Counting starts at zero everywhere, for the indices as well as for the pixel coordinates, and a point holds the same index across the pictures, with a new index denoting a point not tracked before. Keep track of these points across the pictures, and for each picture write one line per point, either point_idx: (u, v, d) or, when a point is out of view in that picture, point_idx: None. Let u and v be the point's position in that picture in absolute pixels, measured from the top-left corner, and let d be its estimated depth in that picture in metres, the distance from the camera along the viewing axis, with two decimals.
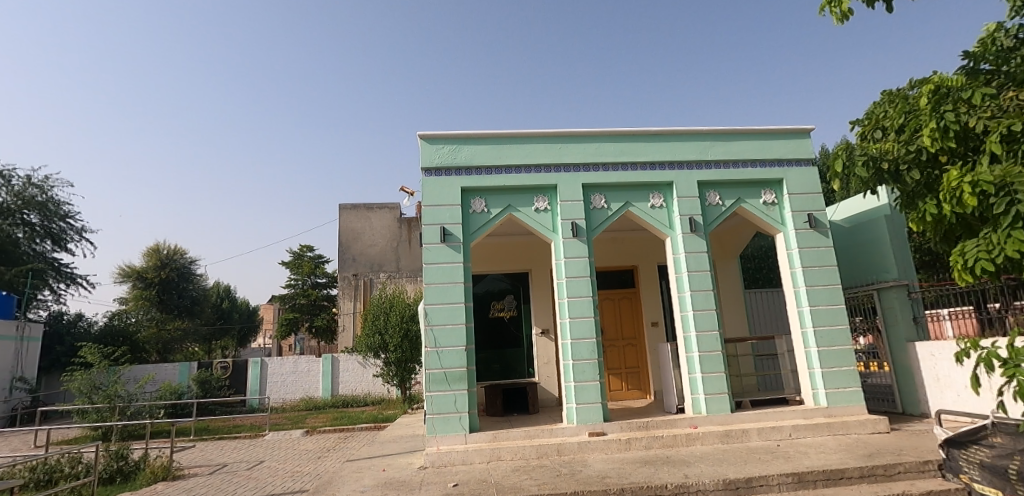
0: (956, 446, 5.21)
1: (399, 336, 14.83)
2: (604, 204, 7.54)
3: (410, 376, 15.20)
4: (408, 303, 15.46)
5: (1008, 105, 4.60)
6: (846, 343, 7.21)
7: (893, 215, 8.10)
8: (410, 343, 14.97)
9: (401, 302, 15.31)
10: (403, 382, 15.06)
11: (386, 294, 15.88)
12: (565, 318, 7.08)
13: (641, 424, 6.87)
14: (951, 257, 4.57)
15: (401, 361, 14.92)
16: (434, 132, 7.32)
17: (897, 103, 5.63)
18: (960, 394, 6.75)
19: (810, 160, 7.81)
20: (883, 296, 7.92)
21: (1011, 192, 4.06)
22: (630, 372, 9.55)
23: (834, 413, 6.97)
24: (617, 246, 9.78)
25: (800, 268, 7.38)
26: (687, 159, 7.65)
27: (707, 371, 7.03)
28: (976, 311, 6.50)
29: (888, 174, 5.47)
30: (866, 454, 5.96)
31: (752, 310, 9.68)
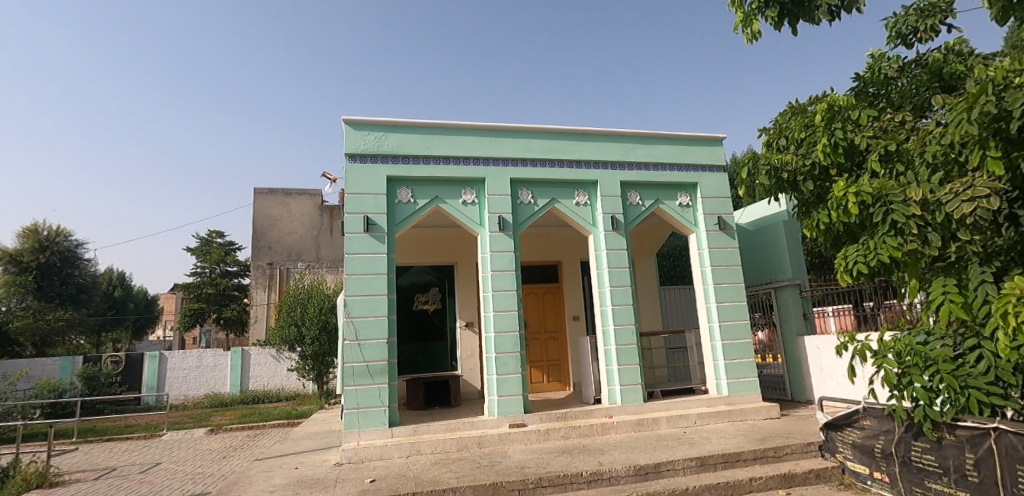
0: (834, 429, 5.94)
1: (316, 328, 14.15)
2: (531, 200, 7.62)
3: (327, 370, 14.62)
4: (327, 294, 14.80)
5: (885, 127, 5.25)
6: (746, 337, 7.82)
7: (791, 221, 8.85)
8: (328, 336, 14.34)
9: (319, 293, 14.65)
10: (320, 376, 14.46)
11: (304, 284, 15.10)
12: (489, 312, 7.10)
13: (560, 414, 7.04)
14: (836, 261, 5.15)
15: (318, 355, 14.31)
16: (360, 117, 7.03)
17: (798, 117, 6.05)
18: (838, 382, 7.57)
19: (721, 167, 8.36)
20: (779, 294, 8.67)
21: (885, 203, 4.72)
22: (551, 365, 9.77)
23: (734, 401, 7.53)
24: (542, 241, 9.96)
25: (709, 267, 7.89)
26: (611, 159, 7.90)
27: (623, 363, 7.35)
28: (854, 309, 7.30)
29: (787, 183, 5.92)
30: (759, 438, 6.51)
31: (665, 306, 10.25)
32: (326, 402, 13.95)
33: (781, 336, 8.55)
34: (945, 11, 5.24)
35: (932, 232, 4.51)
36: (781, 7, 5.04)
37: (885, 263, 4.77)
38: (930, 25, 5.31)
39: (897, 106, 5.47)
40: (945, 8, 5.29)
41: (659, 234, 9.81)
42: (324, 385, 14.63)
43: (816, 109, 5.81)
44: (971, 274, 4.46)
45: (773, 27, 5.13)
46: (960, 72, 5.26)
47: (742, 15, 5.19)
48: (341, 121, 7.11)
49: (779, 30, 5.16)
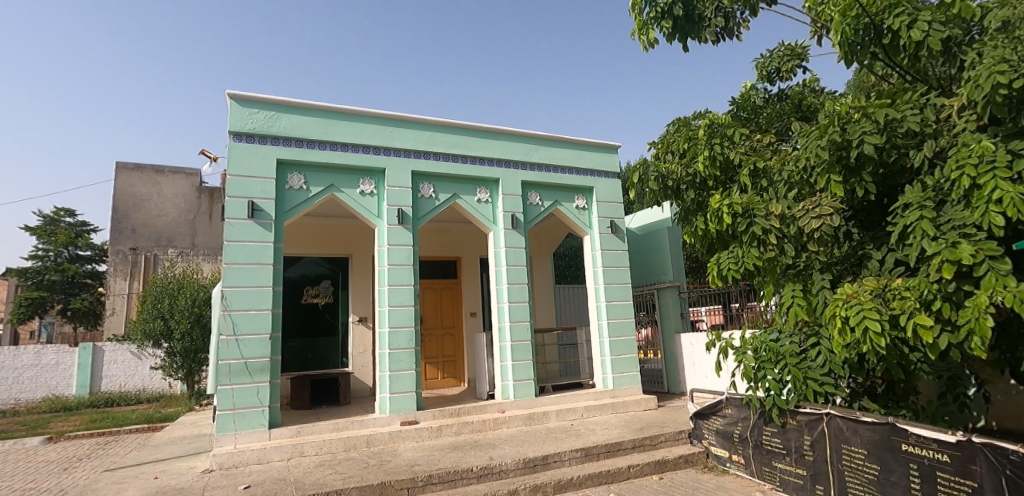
0: (702, 417, 6.57)
1: (188, 322, 12.83)
2: (432, 194, 7.51)
3: (200, 368, 13.30)
4: (201, 284, 13.48)
5: (753, 146, 5.87)
6: (631, 334, 8.37)
7: (674, 227, 9.60)
8: (202, 330, 13.03)
9: (192, 282, 13.30)
10: (191, 375, 13.13)
11: (174, 273, 13.62)
12: (384, 307, 6.89)
13: (454, 410, 7.03)
14: (709, 266, 5.66)
15: (190, 351, 12.97)
16: (248, 93, 6.46)
17: (682, 130, 6.53)
18: (707, 375, 8.38)
19: (615, 173, 8.86)
20: (661, 294, 9.37)
21: (751, 215, 5.26)
22: (446, 361, 9.73)
23: (618, 394, 8.03)
24: (441, 236, 9.88)
25: (601, 267, 8.30)
26: (514, 158, 8.03)
27: (517, 359, 7.51)
28: (723, 309, 8.10)
29: (672, 190, 6.38)
30: (638, 428, 6.99)
31: (560, 303, 10.65)
32: (197, 404, 12.71)
33: (661, 333, 9.25)
34: (802, 56, 6.05)
35: (788, 243, 5.12)
36: (674, 21, 5.55)
37: (750, 270, 5.33)
38: (791, 66, 6.07)
39: (764, 128, 6.12)
40: (801, 53, 6.11)
41: (556, 234, 10.18)
42: (195, 385, 13.31)
43: (699, 125, 6.33)
44: (814, 280, 5.17)
45: (666, 38, 5.65)
46: (812, 104, 6.05)
47: (641, 21, 5.70)
48: (226, 95, 6.47)
49: (671, 42, 5.70)
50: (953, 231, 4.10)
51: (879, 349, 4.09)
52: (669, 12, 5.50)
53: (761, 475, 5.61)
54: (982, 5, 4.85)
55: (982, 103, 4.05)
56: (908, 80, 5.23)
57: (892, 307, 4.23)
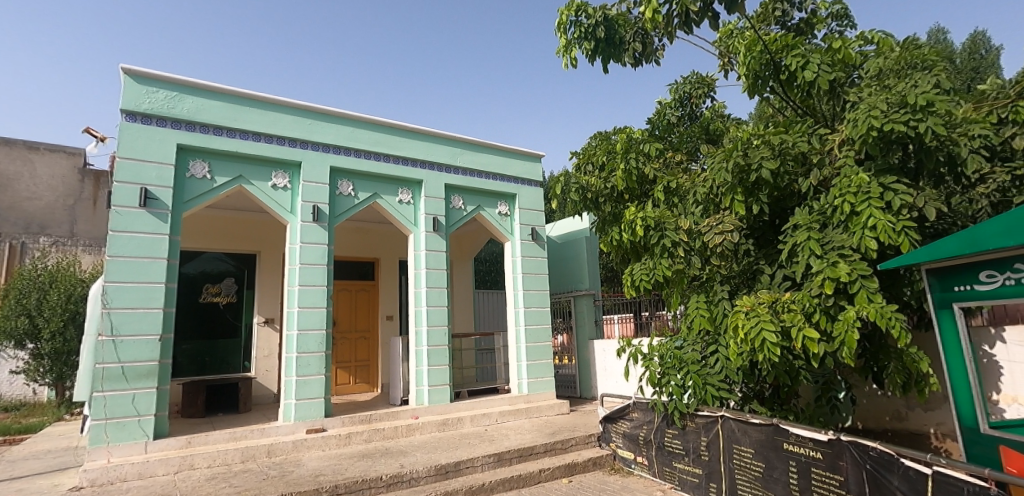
0: (610, 421, 6.82)
1: (60, 320, 11.41)
2: (351, 192, 7.25)
3: (72, 373, 11.85)
4: (79, 278, 12.05)
5: (665, 164, 6.22)
6: (547, 340, 8.54)
7: (592, 237, 9.98)
8: (77, 329, 11.66)
9: (68, 276, 11.86)
10: (61, 381, 11.65)
11: (46, 264, 12.07)
12: (293, 308, 6.52)
13: (364, 417, 6.79)
14: (624, 276, 5.89)
15: (60, 353, 11.52)
16: (147, 70, 5.89)
17: (602, 143, 6.76)
18: (616, 380, 8.74)
19: (537, 182, 9.05)
20: (577, 302, 9.67)
21: (662, 229, 5.55)
22: (360, 366, 9.39)
23: (532, 399, 8.15)
24: (359, 236, 9.57)
25: (521, 273, 8.41)
26: (438, 161, 7.96)
27: (433, 364, 7.40)
28: (634, 317, 8.51)
29: (590, 202, 6.59)
30: (550, 432, 7.12)
31: (478, 308, 10.68)
32: (66, 414, 11.29)
33: (576, 340, 9.54)
34: (711, 86, 6.72)
35: (694, 257, 5.46)
36: (596, 43, 5.77)
37: (660, 280, 5.60)
38: (701, 93, 6.72)
39: (675, 148, 6.50)
40: (709, 83, 6.79)
41: (478, 239, 10.22)
42: (66, 391, 11.82)
43: (617, 139, 6.61)
44: (715, 292, 5.54)
45: (588, 59, 5.86)
46: (718, 129, 6.53)
47: (566, 39, 5.87)
48: (120, 69, 5.85)
49: (593, 63, 5.91)
50: (833, 252, 4.58)
51: (770, 357, 4.48)
52: (591, 33, 5.72)
53: (662, 475, 5.92)
54: (860, 53, 5.46)
55: (858, 139, 4.57)
56: (799, 114, 5.76)
57: (784, 319, 4.63)
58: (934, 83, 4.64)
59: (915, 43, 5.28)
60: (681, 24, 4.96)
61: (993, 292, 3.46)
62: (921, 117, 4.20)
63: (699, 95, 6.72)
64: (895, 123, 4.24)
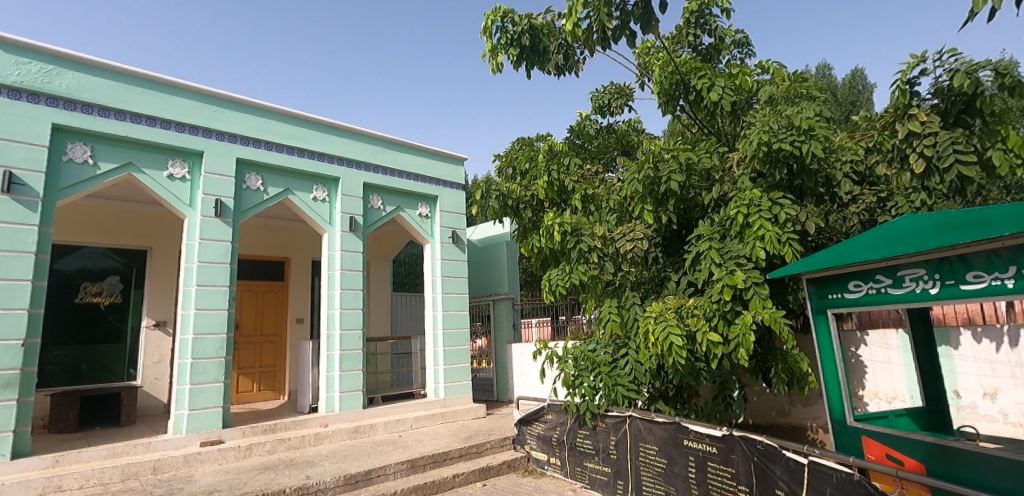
0: (525, 424, 6.91)
1: None
2: (259, 186, 6.82)
3: None
4: None
5: (583, 174, 6.43)
6: (465, 343, 8.51)
7: (512, 242, 10.11)
8: None
9: None
10: None
11: None
12: (188, 310, 6.00)
13: (267, 427, 6.38)
14: (543, 281, 5.98)
15: None
16: (17, 37, 5.18)
17: (525, 149, 6.85)
18: (532, 383, 8.92)
19: (459, 185, 9.03)
20: (496, 306, 9.70)
21: (579, 235, 5.70)
22: (264, 372, 8.83)
23: (448, 404, 8.06)
24: (267, 233, 9.03)
25: (440, 276, 8.34)
26: (357, 158, 7.71)
27: (345, 369, 7.11)
28: (552, 321, 8.71)
29: (511, 208, 6.65)
30: (466, 436, 7.08)
31: (394, 312, 10.45)
32: None
33: (493, 343, 9.58)
34: (628, 96, 6.96)
35: (607, 263, 5.67)
36: (521, 49, 5.86)
37: (576, 285, 5.76)
38: (619, 103, 6.95)
39: (593, 159, 6.74)
40: (626, 93, 7.04)
41: (397, 240, 10.00)
42: None
43: (539, 147, 6.72)
44: (626, 297, 5.78)
45: (513, 64, 5.94)
46: (633, 142, 6.86)
47: (492, 44, 5.91)
48: None
49: (517, 69, 6.00)
50: (731, 261, 4.95)
51: (675, 358, 4.75)
52: (517, 40, 5.79)
53: (574, 475, 6.08)
54: (758, 81, 5.95)
55: (753, 158, 4.99)
56: (704, 133, 6.17)
57: (687, 323, 4.92)
58: (817, 111, 5.15)
59: (803, 75, 5.85)
60: (601, 39, 5.16)
61: (858, 300, 3.90)
62: (804, 139, 4.66)
63: (613, 109, 6.99)
64: (783, 143, 4.68)
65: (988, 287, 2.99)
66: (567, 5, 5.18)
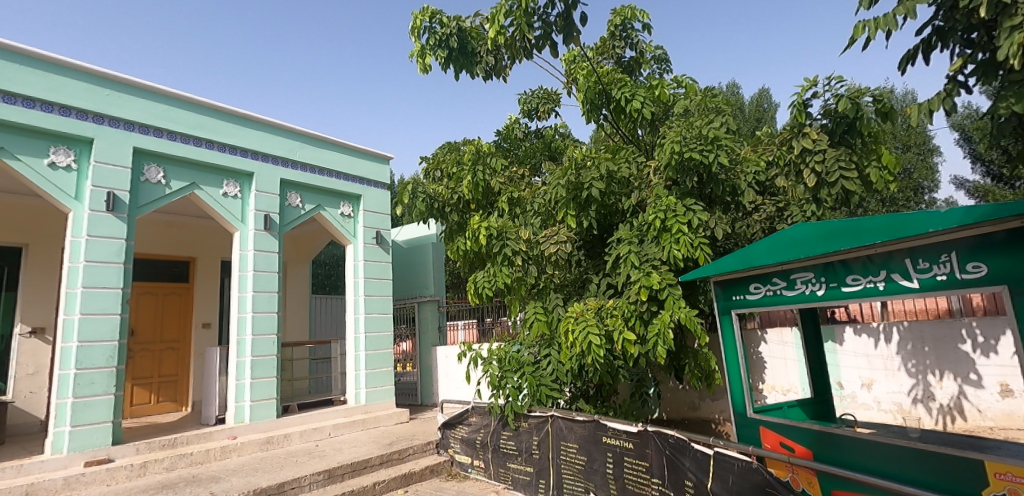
0: (449, 427, 6.84)
1: None
2: (160, 180, 6.27)
3: None
4: None
5: (511, 178, 6.49)
6: (388, 347, 8.30)
7: (438, 244, 10.00)
8: None
9: None
10: None
11: None
12: (72, 314, 5.39)
13: (165, 442, 5.87)
14: (468, 284, 5.96)
15: None
16: None
17: (453, 152, 6.80)
18: (456, 386, 8.88)
19: (385, 184, 8.84)
20: (421, 308, 9.57)
21: (504, 239, 5.74)
22: (164, 382, 8.12)
23: (369, 410, 7.82)
24: (169, 231, 8.36)
25: (362, 278, 8.08)
26: (274, 153, 7.32)
27: (257, 376, 6.70)
28: (478, 323, 8.72)
29: (438, 211, 6.57)
30: (388, 443, 6.89)
31: (313, 315, 10.03)
32: None
33: (418, 346, 9.43)
34: (555, 101, 7.11)
35: (532, 266, 5.76)
36: (449, 52, 5.84)
37: (501, 288, 5.79)
38: (547, 108, 7.09)
39: (520, 163, 6.84)
40: (554, 99, 7.20)
41: (317, 240, 9.57)
42: None
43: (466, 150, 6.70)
44: (550, 299, 5.92)
45: (441, 66, 5.89)
46: (559, 147, 7.02)
47: (419, 45, 5.83)
48: None
49: (445, 70, 5.96)
50: (648, 263, 5.18)
51: (595, 358, 4.90)
52: (445, 41, 5.76)
53: (497, 477, 6.10)
54: (673, 94, 6.30)
55: (669, 167, 5.26)
56: (626, 141, 6.43)
57: (607, 323, 5.10)
58: (724, 125, 5.54)
59: (713, 91, 6.26)
60: (523, 49, 5.38)
61: (759, 301, 4.23)
62: (712, 150, 5.00)
63: (539, 114, 7.12)
64: (694, 154, 4.99)
65: (864, 288, 3.35)
66: (491, 11, 5.26)
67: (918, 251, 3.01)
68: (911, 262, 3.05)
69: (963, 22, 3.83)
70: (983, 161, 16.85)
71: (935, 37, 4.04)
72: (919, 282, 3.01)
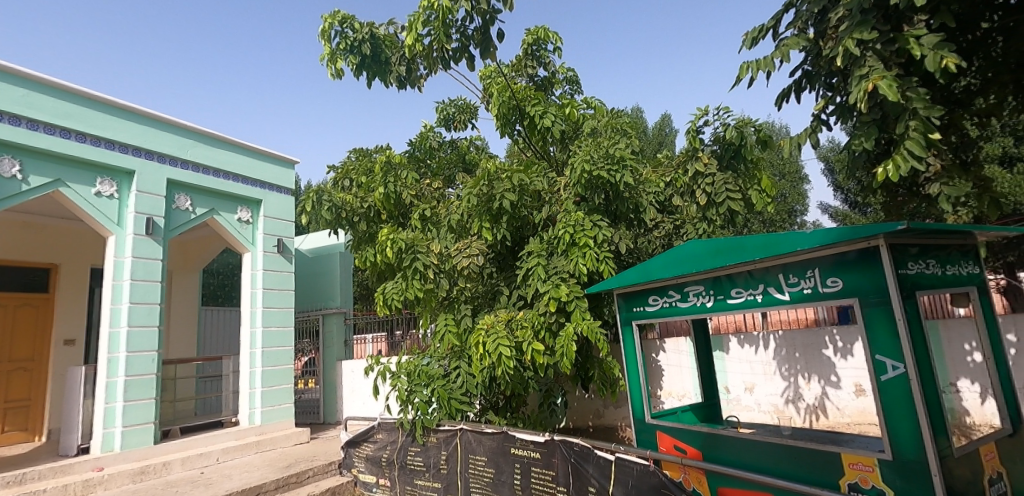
0: (353, 445, 6.54)
1: None
2: (16, 174, 5.44)
3: None
4: None
5: (424, 190, 6.43)
6: (287, 363, 7.81)
7: (346, 253, 9.60)
8: None
9: None
10: None
11: None
12: None
13: (11, 479, 5.04)
14: (376, 296, 5.77)
15: None
16: None
17: (364, 160, 6.62)
18: (362, 402, 8.58)
19: (288, 189, 8.44)
20: (325, 321, 9.13)
21: (415, 250, 5.63)
22: (12, 408, 7.06)
23: (264, 431, 7.28)
24: (24, 233, 7.35)
25: (260, 289, 7.56)
26: (160, 151, 6.71)
27: (131, 398, 5.99)
28: (388, 336, 8.51)
29: (346, 220, 6.32)
30: (285, 465, 6.44)
31: (202, 329, 9.27)
32: None
33: (321, 361, 9.00)
34: (472, 113, 7.17)
35: (443, 278, 5.72)
36: (361, 58, 5.70)
37: (411, 300, 5.68)
38: (463, 119, 7.14)
39: (432, 173, 6.81)
40: (471, 111, 7.27)
41: (209, 248, 8.91)
42: None
43: (379, 158, 6.57)
44: (461, 311, 5.94)
45: (352, 72, 5.74)
46: (473, 160, 7.08)
47: (330, 48, 5.63)
48: None
49: (357, 77, 5.81)
50: (556, 276, 5.35)
51: (504, 369, 4.94)
52: (357, 47, 5.62)
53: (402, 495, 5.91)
54: (583, 114, 6.60)
55: (579, 184, 5.48)
56: (538, 157, 6.63)
57: (517, 335, 5.16)
58: (628, 146, 5.89)
59: (619, 114, 6.65)
60: (440, 59, 5.31)
61: (656, 312, 4.50)
62: (618, 170, 5.29)
63: (452, 126, 7.14)
64: (602, 172, 5.25)
65: (746, 301, 3.69)
66: (407, 21, 5.25)
67: (789, 267, 3.38)
68: (784, 277, 3.41)
69: (825, 69, 4.50)
70: (842, 190, 19.42)
71: (806, 79, 4.74)
72: (790, 294, 3.38)
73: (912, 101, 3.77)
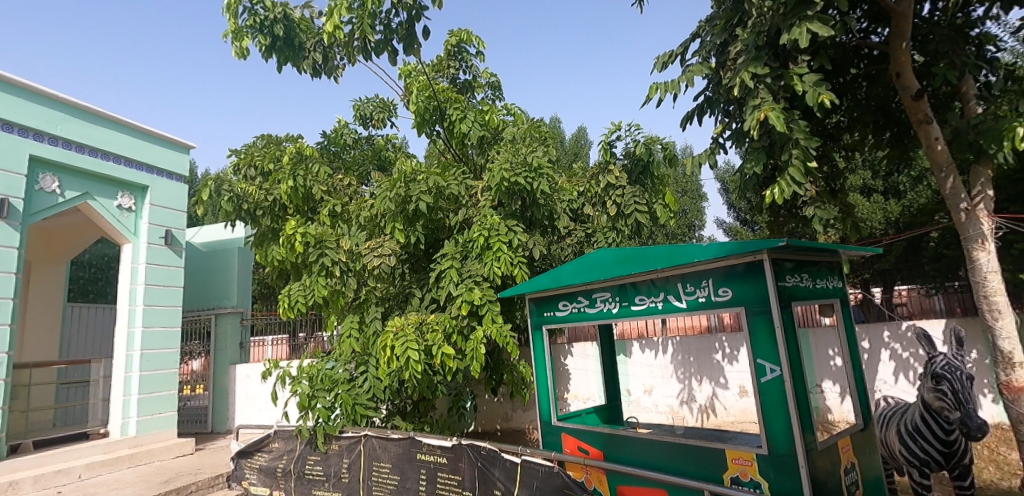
0: (244, 456, 6.07)
1: None
2: None
3: None
4: None
5: (336, 185, 6.16)
6: (172, 366, 7.13)
7: (246, 249, 8.92)
8: None
9: None
10: None
11: None
12: None
13: None
14: (280, 297, 5.45)
15: None
16: None
17: (271, 149, 6.22)
18: (257, 408, 8.05)
19: (181, 177, 7.79)
20: (217, 321, 8.45)
21: (322, 247, 5.35)
22: None
23: (139, 443, 6.56)
24: None
25: (142, 285, 6.83)
26: (23, 123, 5.81)
27: None
28: (290, 338, 8.12)
29: (247, 212, 5.87)
30: (163, 480, 5.84)
31: (67, 328, 8.22)
32: None
33: (212, 365, 8.30)
34: (391, 111, 7.01)
35: (351, 278, 5.51)
36: (271, 39, 5.39)
37: (316, 302, 5.40)
38: (382, 117, 6.95)
39: (343, 168, 6.55)
40: (390, 108, 7.11)
41: (81, 236, 7.96)
42: None
43: (287, 148, 6.23)
44: (370, 312, 5.78)
45: (260, 52, 5.40)
46: (389, 158, 6.91)
47: (235, 24, 5.27)
48: None
49: (266, 59, 5.48)
50: (470, 279, 5.35)
51: (412, 372, 4.83)
52: (267, 27, 5.31)
53: None
54: (504, 120, 6.69)
55: (495, 189, 5.53)
56: (456, 159, 6.61)
57: (427, 338, 5.07)
58: (546, 155, 6.05)
59: (538, 123, 6.82)
60: (362, 49, 5.07)
61: (566, 317, 4.63)
62: (534, 178, 5.42)
63: (370, 123, 6.94)
64: (519, 179, 5.35)
65: (648, 307, 3.91)
66: (329, 5, 4.98)
67: (687, 277, 3.62)
68: (682, 286, 3.65)
69: (723, 96, 4.92)
70: (735, 208, 21.38)
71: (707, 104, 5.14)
72: (686, 302, 3.63)
73: (794, 132, 4.20)
